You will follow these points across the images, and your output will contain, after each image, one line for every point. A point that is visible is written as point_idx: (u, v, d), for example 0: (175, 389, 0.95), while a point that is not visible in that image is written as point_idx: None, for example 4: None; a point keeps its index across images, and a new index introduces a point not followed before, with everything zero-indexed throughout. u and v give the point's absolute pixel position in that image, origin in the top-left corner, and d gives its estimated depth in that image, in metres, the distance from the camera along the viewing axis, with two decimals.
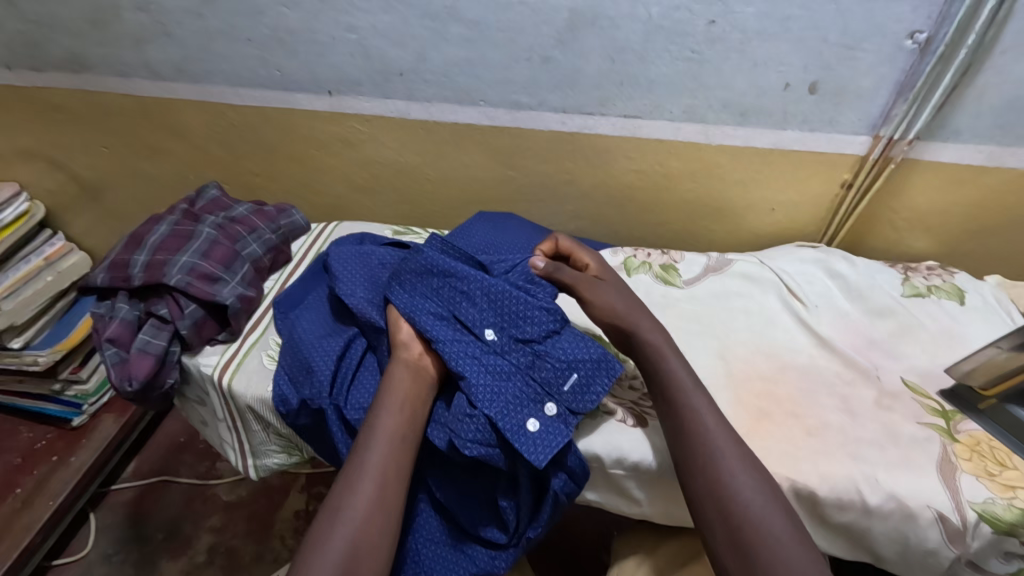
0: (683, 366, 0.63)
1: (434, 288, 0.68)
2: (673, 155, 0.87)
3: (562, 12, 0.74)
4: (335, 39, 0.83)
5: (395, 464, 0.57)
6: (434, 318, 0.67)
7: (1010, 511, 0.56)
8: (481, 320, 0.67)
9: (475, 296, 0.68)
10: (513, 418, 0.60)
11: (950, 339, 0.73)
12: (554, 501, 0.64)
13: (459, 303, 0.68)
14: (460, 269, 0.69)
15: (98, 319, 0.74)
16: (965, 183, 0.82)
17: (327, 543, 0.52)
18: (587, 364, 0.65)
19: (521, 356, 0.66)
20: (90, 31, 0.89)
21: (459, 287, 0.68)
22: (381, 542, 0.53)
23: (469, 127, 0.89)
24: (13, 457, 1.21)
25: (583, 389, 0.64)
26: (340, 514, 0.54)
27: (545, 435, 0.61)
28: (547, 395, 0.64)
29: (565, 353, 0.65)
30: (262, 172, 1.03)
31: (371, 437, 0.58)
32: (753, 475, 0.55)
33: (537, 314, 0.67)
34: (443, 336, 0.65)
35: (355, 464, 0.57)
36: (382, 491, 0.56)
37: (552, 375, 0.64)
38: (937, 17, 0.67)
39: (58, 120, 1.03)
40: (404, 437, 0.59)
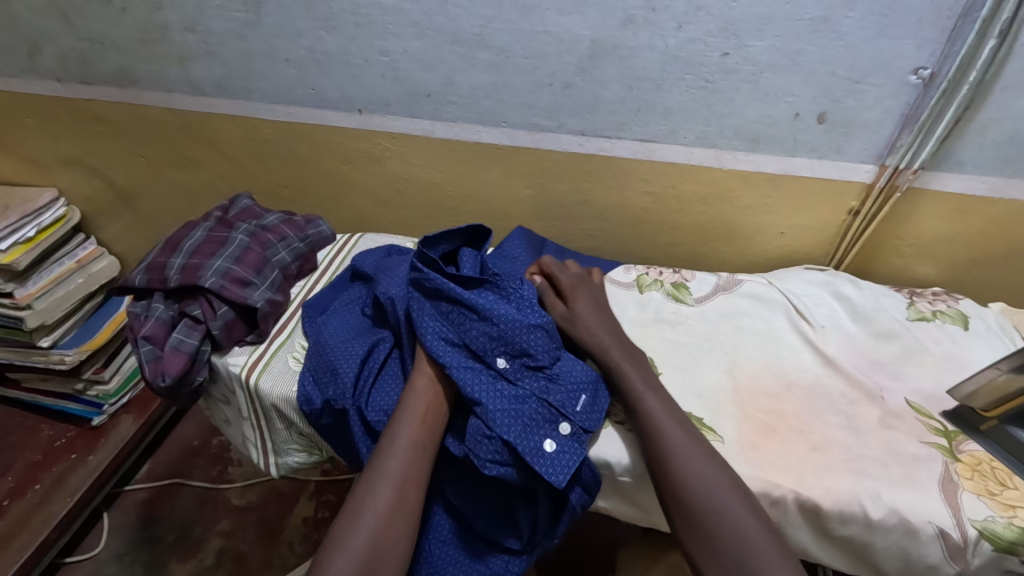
0: (637, 367, 0.69)
1: (444, 316, 0.69)
2: (685, 178, 0.90)
3: (584, 41, 0.79)
4: (368, 61, 0.88)
5: (416, 470, 0.60)
6: (446, 344, 0.68)
7: (1010, 529, 0.57)
8: (491, 348, 0.68)
9: (485, 322, 0.68)
10: (530, 441, 0.62)
11: (954, 363, 0.75)
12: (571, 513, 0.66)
13: (469, 330, 0.68)
14: (471, 297, 0.69)
15: (134, 317, 0.78)
16: (969, 212, 0.85)
17: (347, 545, 0.54)
18: (591, 385, 0.69)
19: (534, 381, 0.68)
20: (139, 49, 0.95)
21: (469, 314, 0.68)
22: (401, 545, 0.56)
23: (490, 146, 0.93)
24: (34, 453, 1.25)
25: (592, 407, 0.68)
26: (359, 517, 0.56)
27: (562, 456, 0.63)
28: (561, 415, 0.66)
29: (571, 376, 0.68)
30: (291, 185, 1.08)
31: (391, 444, 0.61)
32: (699, 452, 0.59)
33: (545, 338, 0.69)
34: (459, 362, 0.66)
35: (373, 468, 0.60)
36: (402, 496, 0.58)
37: (564, 397, 0.67)
38: (940, 54, 0.71)
39: (100, 130, 1.09)
40: (423, 444, 0.62)
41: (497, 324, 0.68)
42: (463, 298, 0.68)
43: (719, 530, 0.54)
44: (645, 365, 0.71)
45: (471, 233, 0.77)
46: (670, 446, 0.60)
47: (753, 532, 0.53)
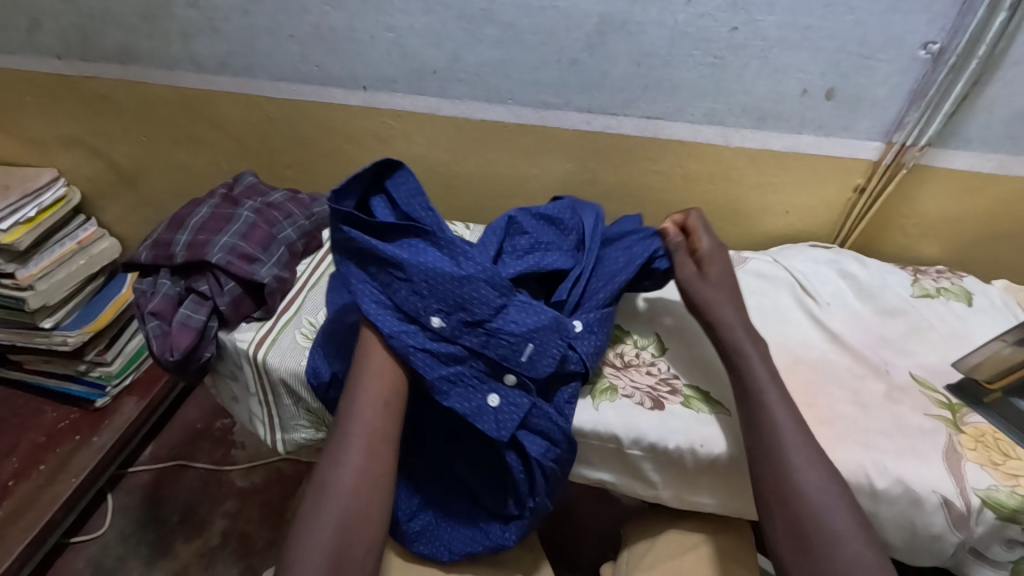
0: (762, 357, 0.65)
1: (376, 277, 0.66)
2: (692, 157, 0.90)
3: (593, 16, 0.79)
4: (374, 37, 0.87)
5: (379, 432, 0.60)
6: (379, 306, 0.65)
7: (1012, 497, 0.58)
8: (425, 306, 0.64)
9: (414, 280, 0.64)
10: (473, 401, 0.63)
11: (959, 338, 0.76)
12: (554, 470, 0.66)
13: (398, 289, 0.65)
14: (397, 253, 0.65)
15: (141, 294, 0.78)
16: (975, 189, 0.86)
17: (316, 520, 0.55)
18: (540, 332, 0.65)
19: (475, 337, 0.64)
20: (142, 25, 0.94)
21: (395, 272, 0.65)
22: (370, 512, 0.57)
23: (496, 125, 0.93)
24: (38, 435, 1.25)
25: (538, 356, 0.65)
26: (326, 489, 0.57)
27: (506, 413, 0.63)
28: (505, 367, 0.64)
29: (516, 326, 0.64)
30: (294, 164, 1.07)
31: (353, 408, 0.61)
32: (812, 454, 0.58)
33: (482, 289, 0.64)
34: (391, 326, 0.64)
35: (339, 437, 0.60)
36: (367, 462, 0.58)
37: (507, 349, 0.64)
38: (950, 29, 0.72)
39: (101, 109, 1.08)
40: (385, 403, 0.61)
41: (427, 279, 0.64)
42: (389, 256, 0.64)
43: (824, 545, 0.53)
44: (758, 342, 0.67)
45: (378, 169, 0.71)
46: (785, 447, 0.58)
47: (848, 536, 0.53)
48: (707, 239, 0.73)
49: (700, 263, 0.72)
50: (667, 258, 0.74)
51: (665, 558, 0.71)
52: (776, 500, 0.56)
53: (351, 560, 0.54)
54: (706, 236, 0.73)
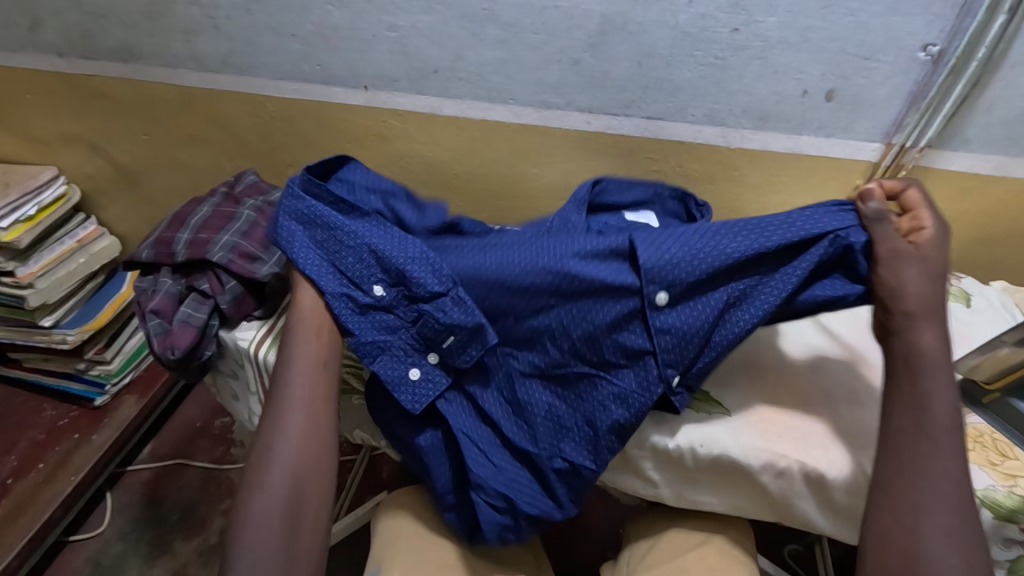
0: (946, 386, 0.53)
1: (318, 243, 0.69)
2: (693, 157, 0.90)
3: (594, 17, 0.79)
4: (376, 37, 0.87)
5: (315, 390, 0.63)
6: (321, 268, 0.68)
7: (1009, 498, 0.60)
8: (367, 276, 0.68)
9: (361, 250, 0.68)
10: (394, 371, 0.66)
11: (957, 339, 0.76)
12: (579, 459, 0.63)
13: (342, 255, 0.68)
14: (345, 222, 0.69)
15: (142, 292, 0.78)
16: (973, 191, 0.86)
17: (266, 478, 0.57)
18: (462, 331, 0.64)
19: (407, 311, 0.67)
20: (143, 22, 0.94)
21: (342, 239, 0.68)
22: (322, 463, 0.60)
23: (498, 124, 0.93)
24: (37, 433, 1.25)
25: (462, 347, 0.65)
26: (273, 447, 0.59)
27: (424, 386, 0.65)
28: (431, 347, 0.66)
29: (447, 319, 0.65)
30: (295, 162, 1.07)
31: (290, 368, 0.64)
32: (953, 515, 0.48)
33: (426, 269, 0.67)
34: (340, 287, 0.67)
35: (279, 398, 0.62)
36: (310, 420, 0.61)
37: (433, 330, 0.66)
38: (950, 31, 0.72)
39: (102, 107, 1.07)
40: (323, 359, 0.65)
41: (370, 248, 0.68)
42: (336, 223, 0.69)
43: None
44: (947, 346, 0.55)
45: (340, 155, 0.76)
46: (923, 500, 0.49)
47: None
48: (932, 220, 0.59)
49: (916, 247, 0.58)
50: (866, 232, 0.59)
51: (668, 558, 0.70)
52: (888, 538, 0.49)
53: (304, 511, 0.58)
54: (930, 213, 0.60)
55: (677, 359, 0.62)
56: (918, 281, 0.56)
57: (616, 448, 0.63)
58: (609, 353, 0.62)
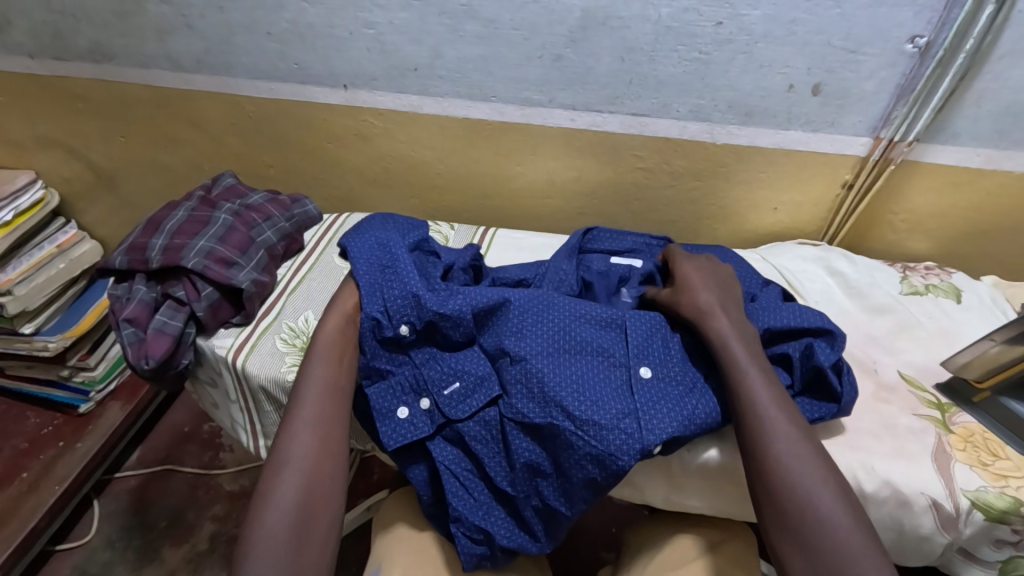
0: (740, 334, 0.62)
1: (377, 268, 0.69)
2: (679, 153, 0.89)
3: (575, 12, 0.77)
4: (354, 34, 0.85)
5: (328, 412, 0.60)
6: (370, 284, 0.69)
7: (1001, 499, 0.58)
8: (399, 312, 0.66)
9: (404, 286, 0.67)
10: (388, 402, 0.65)
11: (948, 337, 0.76)
12: (552, 502, 0.60)
13: (389, 287, 0.68)
14: (403, 259, 0.70)
15: (116, 301, 0.76)
16: (963, 184, 0.85)
17: (275, 500, 0.54)
18: (471, 378, 0.64)
19: (420, 356, 0.67)
20: (115, 22, 0.92)
21: (399, 274, 0.68)
22: (333, 483, 0.56)
23: (480, 122, 0.91)
24: (20, 441, 1.21)
25: (461, 399, 0.64)
26: (283, 468, 0.56)
27: (408, 426, 0.64)
28: (426, 390, 0.65)
29: (456, 365, 0.66)
30: (276, 164, 1.05)
31: (303, 390, 0.61)
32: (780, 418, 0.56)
33: (453, 320, 0.65)
34: (372, 312, 0.66)
35: (291, 418, 0.59)
36: (322, 441, 0.58)
37: (436, 375, 0.66)
38: (937, 22, 0.71)
39: (76, 109, 1.05)
40: (333, 382, 0.62)
41: (414, 290, 0.66)
42: (396, 260, 0.69)
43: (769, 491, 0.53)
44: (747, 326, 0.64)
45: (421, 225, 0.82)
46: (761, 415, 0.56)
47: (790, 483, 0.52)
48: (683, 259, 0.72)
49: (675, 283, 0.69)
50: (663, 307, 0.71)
51: (671, 568, 0.68)
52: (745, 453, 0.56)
53: (311, 537, 0.53)
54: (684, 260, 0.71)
55: (666, 429, 0.59)
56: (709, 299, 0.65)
57: (592, 500, 0.59)
58: (596, 413, 0.59)
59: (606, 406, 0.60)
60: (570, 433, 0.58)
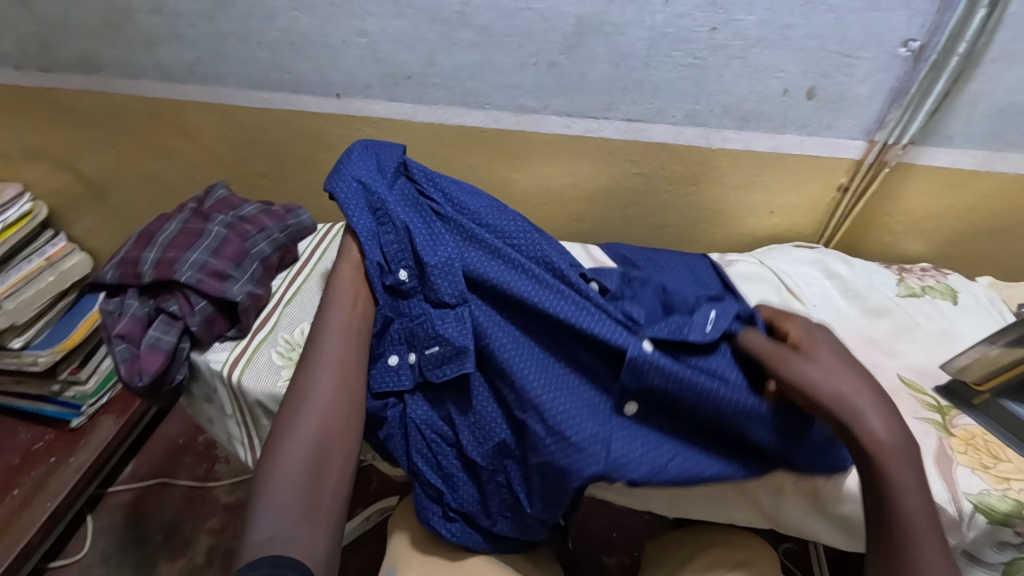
0: (911, 466, 0.50)
1: (370, 210, 0.65)
2: (675, 158, 0.89)
3: (570, 18, 0.77)
4: (346, 43, 0.85)
5: (348, 356, 0.59)
6: (366, 223, 0.65)
7: (1003, 502, 0.59)
8: (397, 258, 0.64)
9: (399, 229, 0.64)
10: (378, 346, 0.64)
11: (946, 339, 0.76)
12: (516, 490, 0.60)
13: (385, 232, 0.64)
14: (395, 203, 0.66)
15: (105, 316, 0.74)
16: (958, 186, 0.85)
17: (295, 427, 0.54)
18: (448, 345, 0.61)
19: (412, 307, 0.64)
20: (103, 32, 0.90)
21: (394, 217, 0.65)
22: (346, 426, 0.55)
23: (475, 130, 0.90)
24: (11, 457, 1.18)
25: (439, 364, 0.61)
26: (302, 400, 0.56)
27: (392, 376, 0.63)
28: (413, 343, 0.63)
29: (438, 327, 0.61)
30: (269, 174, 1.04)
31: (325, 330, 0.60)
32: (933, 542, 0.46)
33: (449, 276, 0.62)
34: (374, 257, 0.64)
35: (313, 353, 0.59)
36: (342, 379, 0.58)
37: (424, 333, 0.62)
38: (930, 26, 0.71)
39: (65, 120, 1.03)
40: (355, 326, 0.61)
41: (409, 232, 0.64)
42: (388, 204, 0.65)
43: None
44: (912, 444, 0.52)
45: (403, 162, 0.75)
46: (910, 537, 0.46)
47: None
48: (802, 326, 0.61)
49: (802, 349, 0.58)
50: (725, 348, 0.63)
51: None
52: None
53: (327, 472, 0.53)
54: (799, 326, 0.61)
55: (634, 466, 0.58)
56: (867, 399, 0.53)
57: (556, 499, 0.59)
58: (572, 428, 0.57)
59: (585, 420, 0.58)
60: (539, 438, 0.57)
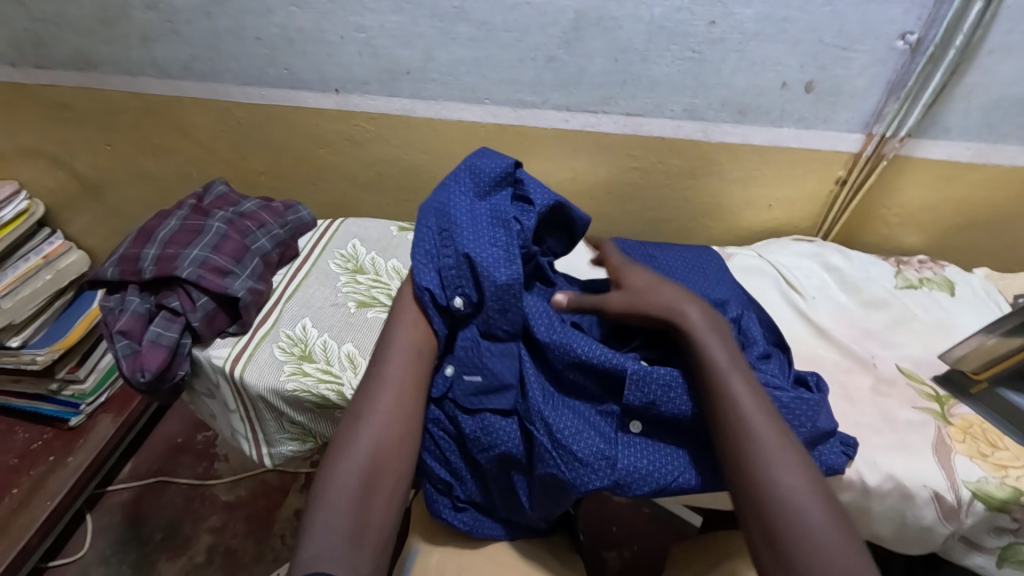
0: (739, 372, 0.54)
1: (439, 230, 0.61)
2: (674, 153, 0.89)
3: (568, 12, 0.77)
4: (344, 38, 0.84)
5: (412, 379, 0.57)
6: (431, 246, 0.61)
7: (1002, 489, 0.59)
8: (455, 283, 0.59)
9: (458, 255, 0.59)
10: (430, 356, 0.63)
11: (944, 330, 0.77)
12: (519, 493, 0.61)
13: (446, 256, 0.60)
14: (466, 224, 0.61)
15: (107, 313, 0.74)
16: (954, 178, 0.86)
17: (352, 446, 0.52)
18: (491, 379, 0.59)
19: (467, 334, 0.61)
20: (99, 29, 0.90)
21: (459, 239, 0.60)
22: (404, 445, 0.54)
23: (474, 125, 0.91)
24: (9, 457, 1.18)
25: (478, 391, 0.59)
26: (362, 419, 0.54)
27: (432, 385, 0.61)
28: (459, 367, 0.60)
29: (484, 359, 0.59)
30: (267, 170, 1.04)
31: (389, 351, 0.59)
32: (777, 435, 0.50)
33: (503, 307, 0.59)
34: (427, 283, 0.60)
35: (375, 374, 0.57)
36: (402, 403, 0.56)
37: (467, 356, 0.60)
38: (927, 19, 0.72)
39: (61, 118, 1.03)
40: (417, 351, 0.59)
41: (470, 256, 0.59)
42: (457, 227, 0.61)
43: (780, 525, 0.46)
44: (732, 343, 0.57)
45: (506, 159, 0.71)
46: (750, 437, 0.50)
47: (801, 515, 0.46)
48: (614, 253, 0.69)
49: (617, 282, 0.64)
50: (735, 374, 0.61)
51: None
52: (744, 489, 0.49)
53: (372, 503, 0.50)
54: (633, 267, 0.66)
55: (639, 485, 0.57)
56: (688, 313, 0.58)
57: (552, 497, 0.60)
58: (578, 443, 0.56)
59: (592, 437, 0.58)
60: (543, 449, 0.56)
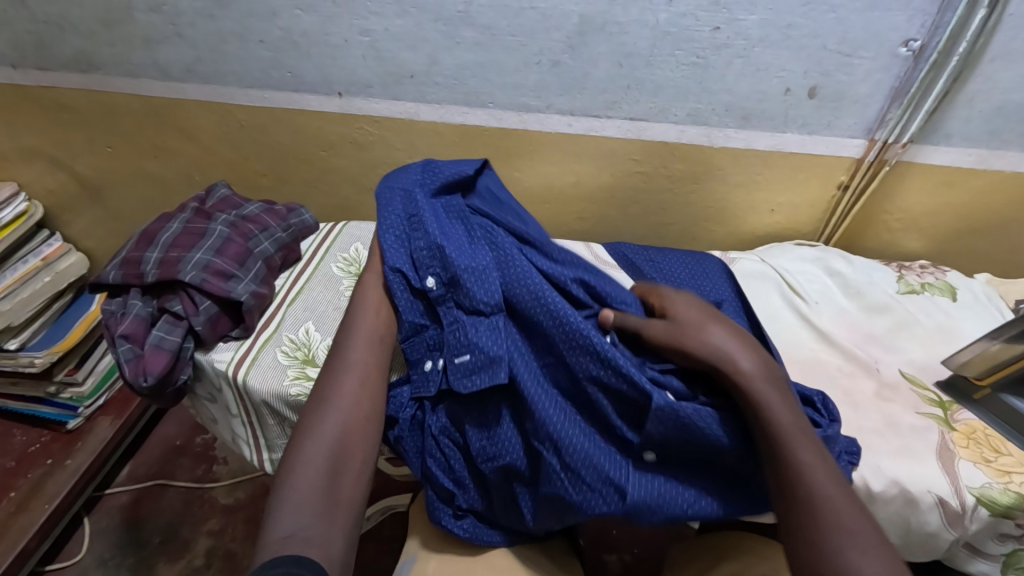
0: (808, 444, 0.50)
1: (405, 218, 0.66)
2: (677, 157, 0.89)
3: (574, 16, 0.77)
4: (348, 41, 0.84)
5: (374, 363, 0.59)
6: (398, 234, 0.65)
7: (1006, 495, 0.59)
8: (426, 264, 0.63)
9: (429, 238, 0.63)
10: (416, 350, 0.63)
11: (946, 335, 0.77)
12: (522, 505, 0.60)
13: (416, 240, 0.64)
14: (429, 212, 0.66)
15: (109, 316, 0.73)
16: (955, 184, 0.87)
17: (319, 430, 0.53)
18: (481, 354, 0.58)
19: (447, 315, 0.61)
20: (101, 31, 0.90)
21: (424, 224, 0.65)
22: (368, 426, 0.55)
23: (477, 128, 0.91)
24: (7, 460, 1.17)
25: (470, 372, 0.59)
26: (327, 405, 0.55)
27: (424, 381, 0.62)
28: (450, 352, 0.60)
29: (472, 336, 0.59)
30: (269, 173, 1.04)
31: (350, 338, 0.60)
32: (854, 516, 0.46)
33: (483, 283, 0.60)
34: (398, 264, 0.63)
35: (339, 362, 0.59)
36: (364, 385, 0.57)
37: (454, 340, 0.60)
38: (930, 26, 0.72)
39: (62, 119, 1.02)
40: (381, 338, 0.61)
41: (439, 240, 0.63)
42: (422, 213, 0.65)
43: None
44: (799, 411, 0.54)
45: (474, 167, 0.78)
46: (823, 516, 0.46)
47: None
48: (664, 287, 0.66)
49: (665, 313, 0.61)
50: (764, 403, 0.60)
51: None
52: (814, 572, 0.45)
53: (340, 483, 0.51)
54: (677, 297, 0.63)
55: (651, 512, 0.55)
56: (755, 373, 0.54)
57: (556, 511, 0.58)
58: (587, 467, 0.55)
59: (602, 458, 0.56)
60: (553, 471, 0.56)
